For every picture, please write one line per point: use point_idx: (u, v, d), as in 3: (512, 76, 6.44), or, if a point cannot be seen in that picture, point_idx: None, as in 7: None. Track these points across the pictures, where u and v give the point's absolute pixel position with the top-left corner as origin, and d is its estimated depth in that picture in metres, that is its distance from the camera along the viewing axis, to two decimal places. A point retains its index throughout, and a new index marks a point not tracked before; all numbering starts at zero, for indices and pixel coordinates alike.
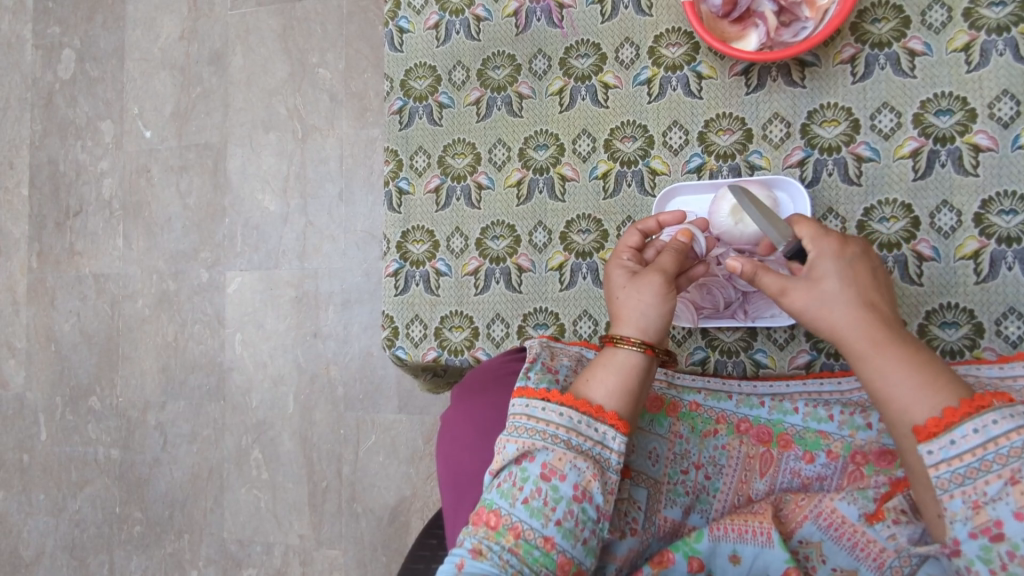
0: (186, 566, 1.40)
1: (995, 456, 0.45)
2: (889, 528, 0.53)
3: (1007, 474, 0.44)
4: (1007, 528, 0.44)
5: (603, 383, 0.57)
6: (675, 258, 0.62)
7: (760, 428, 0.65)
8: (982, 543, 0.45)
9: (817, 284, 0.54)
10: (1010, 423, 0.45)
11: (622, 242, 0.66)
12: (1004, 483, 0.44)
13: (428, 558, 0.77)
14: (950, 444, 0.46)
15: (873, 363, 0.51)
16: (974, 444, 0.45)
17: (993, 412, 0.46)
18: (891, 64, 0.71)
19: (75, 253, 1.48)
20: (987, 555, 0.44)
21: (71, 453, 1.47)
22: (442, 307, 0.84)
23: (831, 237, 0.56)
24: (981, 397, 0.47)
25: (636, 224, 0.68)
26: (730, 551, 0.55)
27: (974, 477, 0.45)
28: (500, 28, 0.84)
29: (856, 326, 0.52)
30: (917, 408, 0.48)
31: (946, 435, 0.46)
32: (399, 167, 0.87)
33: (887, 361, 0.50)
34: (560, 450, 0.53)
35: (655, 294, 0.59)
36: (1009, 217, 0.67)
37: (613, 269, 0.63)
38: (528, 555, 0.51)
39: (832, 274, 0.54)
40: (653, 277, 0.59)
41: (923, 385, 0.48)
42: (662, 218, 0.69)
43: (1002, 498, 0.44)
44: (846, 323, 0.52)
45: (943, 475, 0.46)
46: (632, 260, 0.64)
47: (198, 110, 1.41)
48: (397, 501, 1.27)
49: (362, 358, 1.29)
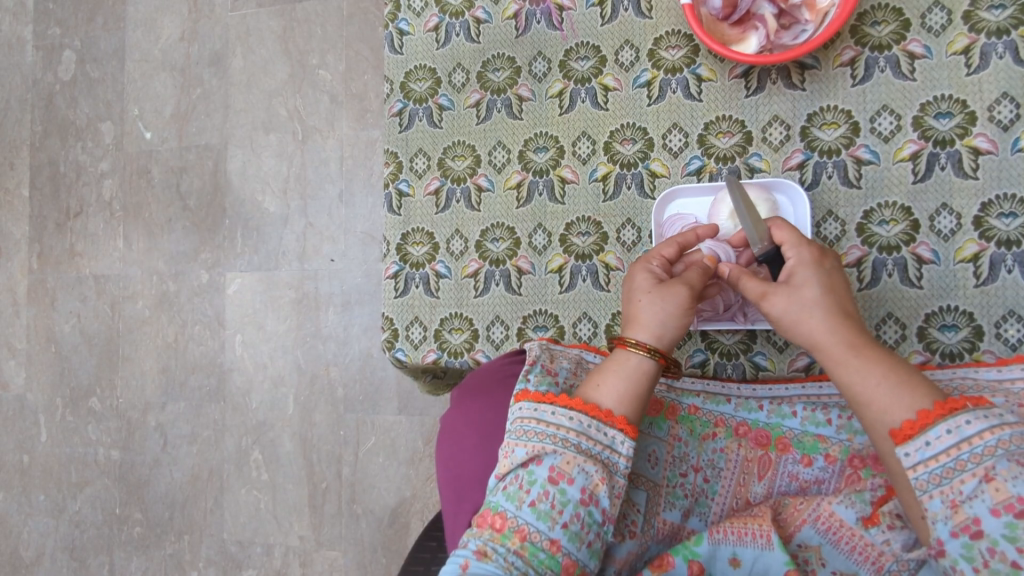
0: (186, 567, 1.40)
1: (970, 456, 0.45)
2: (884, 534, 0.53)
3: (981, 472, 0.44)
4: (985, 525, 0.44)
5: (613, 388, 0.57)
6: (704, 274, 0.62)
7: (758, 431, 0.66)
8: (963, 541, 0.45)
9: (794, 287, 0.56)
10: (982, 423, 0.46)
11: (656, 249, 0.65)
12: (978, 481, 0.44)
13: (428, 560, 0.77)
14: (926, 446, 0.47)
15: (851, 365, 0.51)
16: (948, 444, 0.46)
17: (967, 413, 0.46)
18: (890, 67, 0.71)
19: (76, 254, 1.48)
20: (970, 553, 0.44)
21: (72, 454, 1.47)
22: (442, 308, 0.84)
23: (812, 246, 0.59)
24: (954, 399, 0.47)
25: (676, 236, 0.66)
26: (730, 554, 0.55)
27: (950, 477, 0.45)
28: (499, 31, 0.84)
29: (834, 330, 0.53)
30: (896, 407, 0.49)
31: (921, 436, 0.47)
32: (399, 169, 0.87)
33: (863, 363, 0.51)
34: (568, 454, 0.53)
35: (677, 305, 0.59)
36: (1008, 220, 0.67)
37: (639, 272, 0.63)
38: (534, 557, 0.50)
39: (813, 279, 0.56)
40: (679, 288, 0.60)
41: (899, 386, 0.49)
42: (699, 232, 0.67)
43: (978, 496, 0.44)
44: (824, 325, 0.54)
45: (921, 476, 0.47)
46: (660, 268, 0.63)
47: (198, 112, 1.41)
48: (397, 502, 1.27)
49: (362, 360, 1.30)
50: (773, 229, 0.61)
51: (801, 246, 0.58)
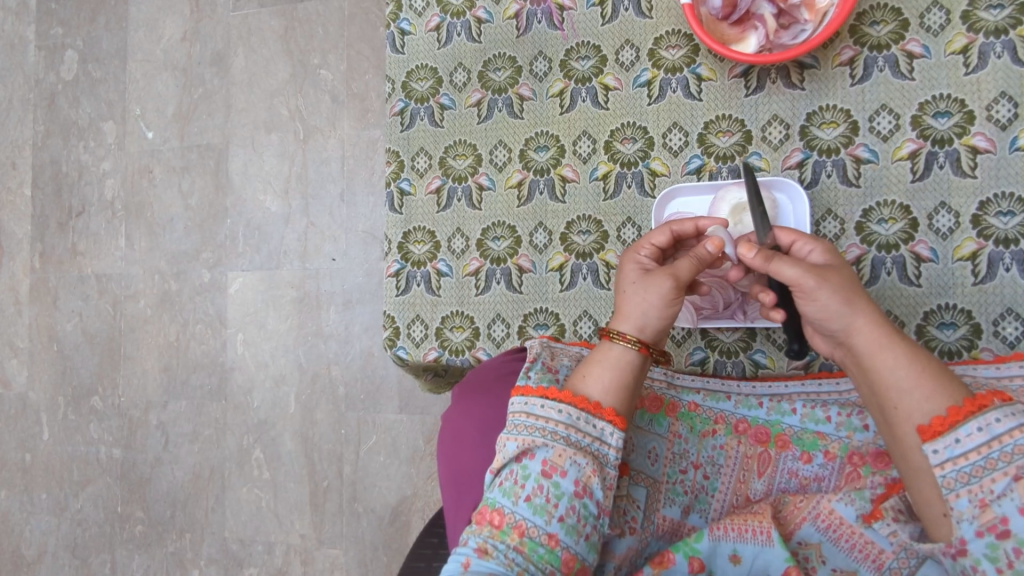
0: (187, 565, 1.41)
1: (1000, 454, 0.46)
2: (889, 527, 0.53)
3: (1013, 471, 0.45)
4: (1013, 524, 0.44)
5: (598, 380, 0.57)
6: (695, 264, 0.60)
7: (758, 429, 0.66)
8: (988, 541, 0.45)
9: (832, 272, 0.54)
10: (1012, 421, 0.46)
11: (647, 238, 0.65)
12: (1009, 480, 0.45)
13: (429, 557, 0.77)
14: (955, 444, 0.47)
15: (895, 354, 0.51)
16: (978, 442, 0.47)
17: (995, 411, 0.47)
18: (889, 67, 0.71)
19: (77, 253, 1.48)
20: (994, 553, 0.45)
21: (73, 453, 1.48)
22: (443, 307, 0.84)
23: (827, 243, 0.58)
24: (982, 396, 0.48)
25: (670, 222, 0.65)
26: (730, 551, 0.55)
27: (980, 476, 0.46)
28: (500, 31, 0.84)
29: (876, 318, 0.52)
30: (935, 398, 0.49)
31: (951, 434, 0.48)
32: (400, 168, 0.87)
33: (906, 352, 0.51)
34: (560, 447, 0.54)
35: (660, 297, 0.59)
36: (1006, 218, 0.68)
37: (627, 264, 0.63)
38: (533, 553, 0.51)
39: (845, 269, 0.55)
40: (663, 280, 0.59)
41: (934, 380, 0.49)
42: (702, 222, 0.65)
43: (1007, 495, 0.45)
44: (869, 314, 0.52)
45: (949, 474, 0.47)
46: (649, 259, 0.63)
47: (199, 111, 1.42)
48: (398, 500, 1.28)
49: (363, 359, 1.30)
50: (778, 230, 0.60)
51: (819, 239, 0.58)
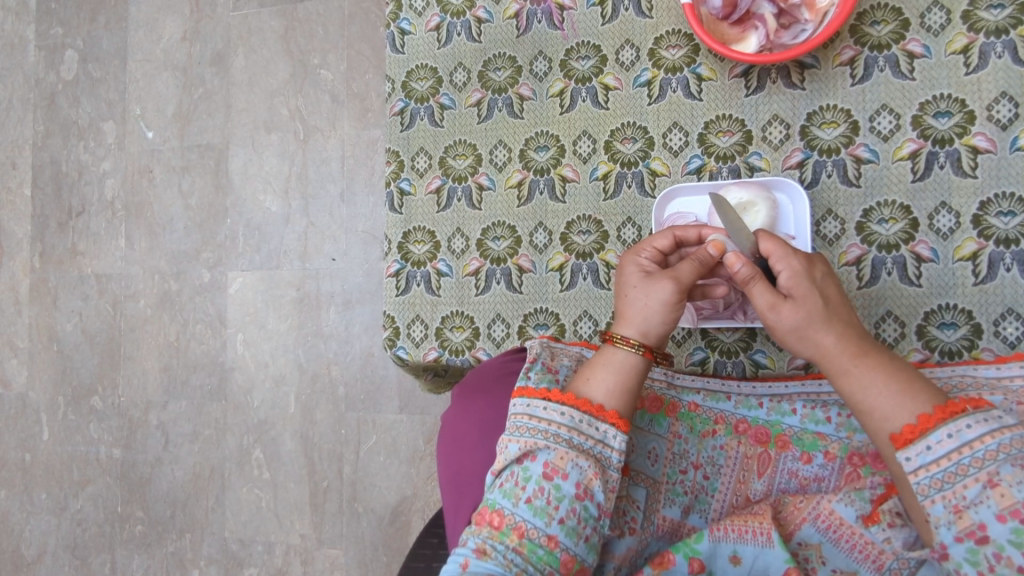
0: (187, 565, 1.41)
1: (972, 460, 0.45)
2: (884, 532, 0.53)
3: (984, 477, 0.45)
4: (991, 530, 0.44)
5: (602, 383, 0.57)
6: (696, 267, 0.60)
7: (758, 429, 0.66)
8: (968, 546, 0.45)
9: (792, 300, 0.55)
10: (982, 427, 0.46)
11: (649, 241, 0.65)
12: (982, 486, 0.45)
13: (429, 557, 0.77)
14: (927, 450, 0.47)
15: (855, 376, 0.52)
16: (949, 448, 0.46)
17: (967, 417, 0.47)
18: (890, 66, 0.71)
19: (77, 253, 1.48)
20: (975, 558, 0.45)
21: (72, 453, 1.48)
22: (443, 307, 0.84)
23: (801, 254, 0.57)
24: (955, 402, 0.48)
25: (674, 228, 0.65)
26: (730, 552, 0.55)
27: (952, 482, 0.46)
28: (500, 30, 0.84)
29: (837, 340, 0.53)
30: (896, 415, 0.49)
31: (921, 441, 0.47)
32: (400, 167, 0.87)
33: (868, 374, 0.51)
34: (561, 449, 0.54)
35: (661, 300, 0.59)
36: (1007, 218, 0.68)
37: (627, 265, 0.63)
38: (532, 554, 0.51)
39: (813, 289, 0.55)
40: (664, 283, 0.59)
41: (901, 393, 0.50)
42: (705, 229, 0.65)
43: (983, 502, 0.45)
44: (828, 339, 0.53)
45: (923, 481, 0.47)
46: (651, 261, 0.63)
47: (199, 111, 1.42)
48: (397, 500, 1.27)
49: (362, 359, 1.30)
50: (760, 237, 0.58)
51: (791, 256, 0.57)
